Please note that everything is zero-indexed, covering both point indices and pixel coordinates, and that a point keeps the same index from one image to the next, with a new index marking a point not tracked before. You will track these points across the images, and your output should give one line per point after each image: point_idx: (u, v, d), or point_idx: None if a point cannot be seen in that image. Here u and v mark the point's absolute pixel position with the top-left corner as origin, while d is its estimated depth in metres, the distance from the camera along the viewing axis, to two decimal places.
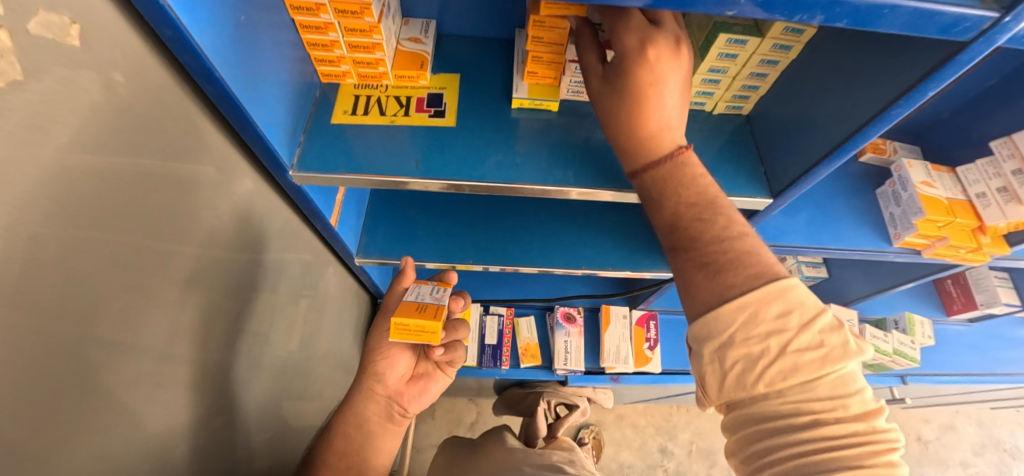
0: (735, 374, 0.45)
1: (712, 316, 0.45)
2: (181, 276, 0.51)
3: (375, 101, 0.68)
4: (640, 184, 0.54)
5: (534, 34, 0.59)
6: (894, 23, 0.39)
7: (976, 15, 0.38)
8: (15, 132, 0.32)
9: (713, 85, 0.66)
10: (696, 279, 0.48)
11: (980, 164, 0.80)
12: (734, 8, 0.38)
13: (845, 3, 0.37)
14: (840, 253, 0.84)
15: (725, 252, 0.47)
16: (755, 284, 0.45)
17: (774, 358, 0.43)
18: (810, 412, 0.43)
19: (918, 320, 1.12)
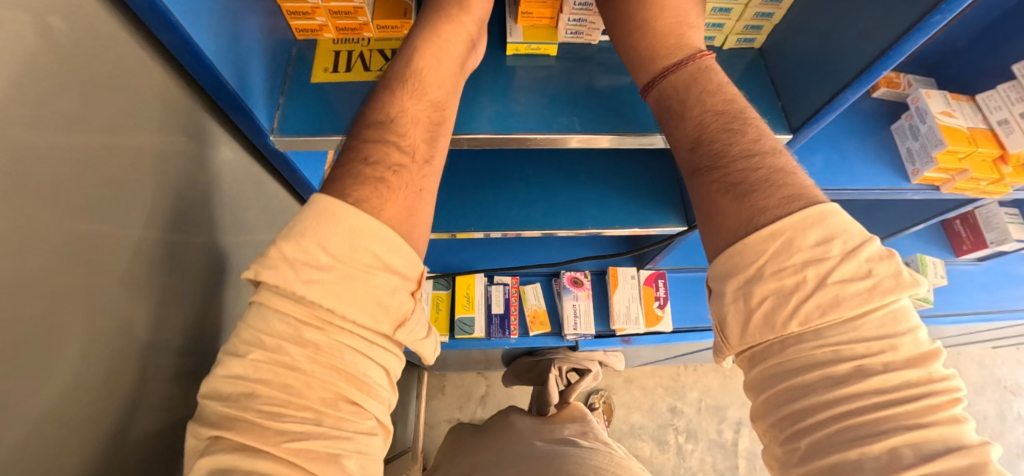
0: (765, 311, 0.38)
1: (737, 250, 0.39)
2: (166, 256, 0.47)
3: (357, 56, 0.63)
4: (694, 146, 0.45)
5: None
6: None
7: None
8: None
9: (725, 15, 0.60)
10: (727, 208, 0.40)
11: (1001, 89, 0.76)
12: None
13: None
14: (857, 193, 0.81)
15: (757, 175, 0.41)
16: (790, 207, 0.38)
17: (810, 291, 0.36)
18: (853, 355, 0.35)
19: (930, 261, 1.09)
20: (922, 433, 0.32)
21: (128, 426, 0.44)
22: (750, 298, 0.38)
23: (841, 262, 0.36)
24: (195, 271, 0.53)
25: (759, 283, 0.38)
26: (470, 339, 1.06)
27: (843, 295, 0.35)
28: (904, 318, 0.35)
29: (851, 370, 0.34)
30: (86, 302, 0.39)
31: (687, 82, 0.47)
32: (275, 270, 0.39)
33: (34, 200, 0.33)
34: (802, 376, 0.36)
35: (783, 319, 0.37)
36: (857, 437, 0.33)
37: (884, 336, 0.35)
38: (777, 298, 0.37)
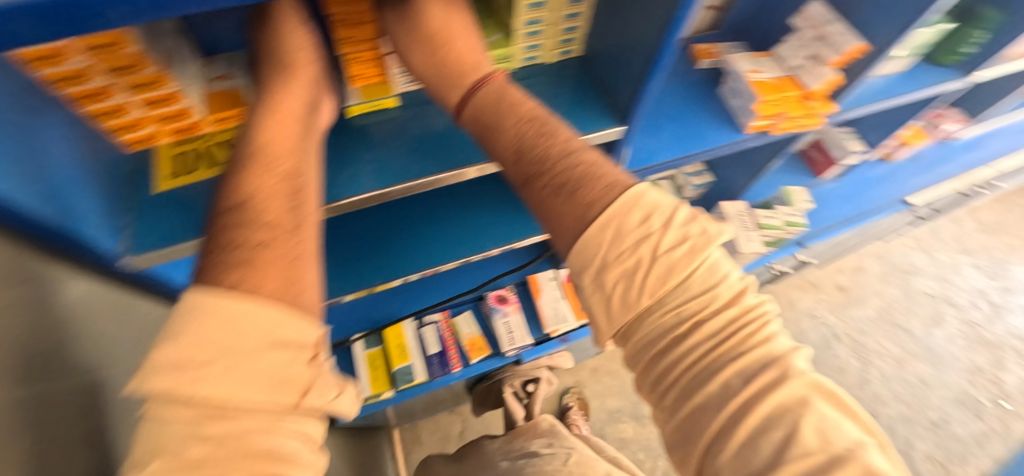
0: (619, 294, 0.42)
1: (582, 244, 0.43)
2: (29, 423, 0.43)
3: (200, 154, 0.62)
4: (522, 165, 0.50)
5: (340, 36, 0.56)
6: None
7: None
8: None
9: (536, 37, 0.66)
10: (558, 206, 0.45)
11: (789, 41, 0.89)
12: None
13: None
14: (706, 155, 0.90)
15: (577, 175, 0.46)
16: (612, 195, 0.44)
17: (649, 266, 0.41)
18: (689, 315, 0.41)
19: (794, 191, 1.26)
20: (744, 362, 0.38)
21: None
22: (605, 285, 0.42)
23: (664, 234, 0.42)
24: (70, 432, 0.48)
25: (608, 269, 0.42)
26: (415, 386, 1.05)
27: (674, 264, 0.41)
28: (719, 268, 0.42)
29: (688, 327, 0.41)
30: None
31: (493, 98, 0.54)
32: (163, 376, 0.35)
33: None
34: (659, 347, 0.42)
35: (636, 296, 0.41)
36: (702, 381, 0.39)
37: (707, 289, 0.41)
38: (625, 278, 0.41)
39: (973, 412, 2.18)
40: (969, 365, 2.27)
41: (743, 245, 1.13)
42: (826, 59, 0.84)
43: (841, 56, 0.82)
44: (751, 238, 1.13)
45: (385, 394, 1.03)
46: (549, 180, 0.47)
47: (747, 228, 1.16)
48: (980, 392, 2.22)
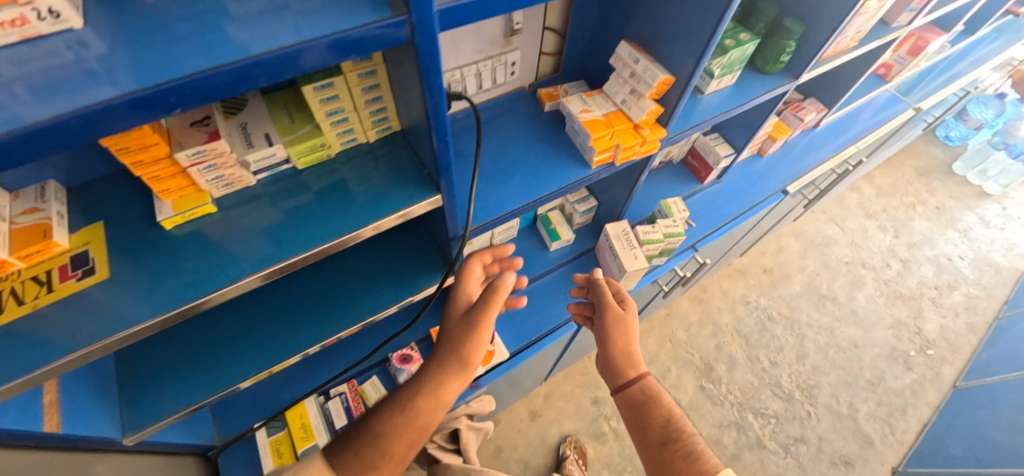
0: (685, 432, 0.81)
1: (647, 402, 0.86)
2: None
3: (4, 293, 0.59)
4: (641, 384, 0.88)
5: (128, 160, 0.57)
6: (329, 58, 0.48)
7: (391, 24, 0.48)
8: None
9: (347, 123, 0.70)
10: (656, 418, 0.83)
11: (613, 78, 0.97)
12: (177, 106, 0.44)
13: (286, 57, 0.45)
14: (557, 193, 0.96)
15: (660, 403, 0.85)
16: (670, 424, 0.82)
17: (674, 416, 0.83)
18: (683, 438, 0.79)
19: (671, 203, 1.33)
20: None
21: None
22: (669, 424, 0.82)
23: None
24: None
25: (659, 407, 0.85)
26: None
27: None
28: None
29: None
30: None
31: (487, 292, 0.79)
32: None
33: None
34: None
35: (663, 396, 0.86)
36: None
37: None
38: (691, 437, 0.80)
39: (904, 365, 2.31)
40: (892, 321, 2.42)
41: (629, 263, 1.21)
42: (643, 93, 0.91)
43: (653, 89, 0.90)
44: (635, 256, 1.22)
45: None
46: (622, 365, 0.92)
47: (630, 246, 1.24)
48: (906, 345, 2.36)
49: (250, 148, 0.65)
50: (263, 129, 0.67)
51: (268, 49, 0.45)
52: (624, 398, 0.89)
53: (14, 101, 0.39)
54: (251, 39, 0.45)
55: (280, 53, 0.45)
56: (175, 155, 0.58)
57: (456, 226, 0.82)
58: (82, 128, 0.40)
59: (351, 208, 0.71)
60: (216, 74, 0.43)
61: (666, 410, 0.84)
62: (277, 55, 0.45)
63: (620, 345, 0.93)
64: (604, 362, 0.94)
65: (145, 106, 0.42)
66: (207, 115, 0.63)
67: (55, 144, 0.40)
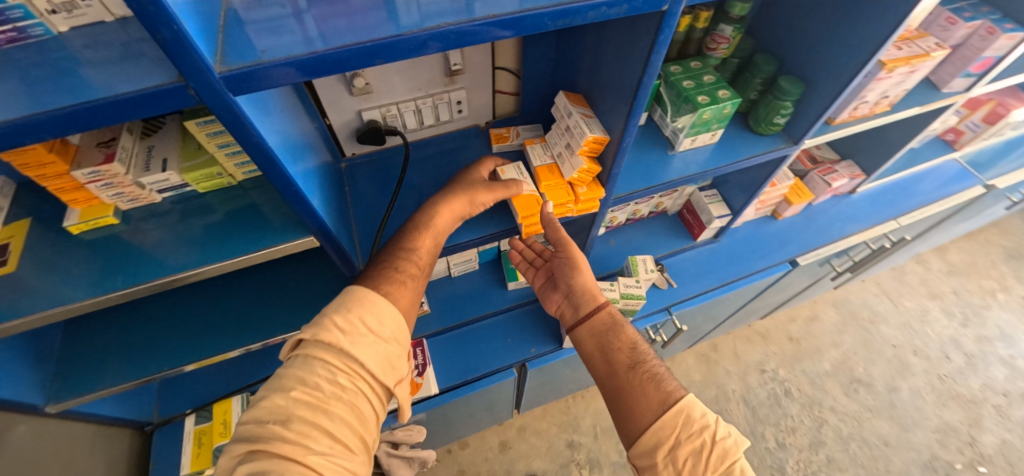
0: (627, 338, 0.89)
1: (610, 329, 0.90)
2: None
3: None
4: (601, 315, 0.93)
5: (30, 174, 0.64)
6: (125, 114, 0.47)
7: (175, 86, 0.47)
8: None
9: (243, 156, 0.74)
10: (620, 338, 0.88)
11: (554, 130, 0.93)
12: None
13: (68, 116, 0.45)
14: (473, 241, 0.94)
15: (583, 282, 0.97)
16: (615, 325, 0.91)
17: (614, 319, 0.92)
18: (644, 359, 0.83)
19: (639, 260, 1.25)
20: None
21: None
22: (630, 347, 0.86)
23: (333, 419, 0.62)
24: None
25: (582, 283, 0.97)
26: None
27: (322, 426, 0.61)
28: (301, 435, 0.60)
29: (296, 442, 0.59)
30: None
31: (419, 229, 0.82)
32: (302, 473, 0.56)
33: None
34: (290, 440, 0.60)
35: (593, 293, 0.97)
36: None
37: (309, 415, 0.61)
38: (631, 342, 0.87)
39: None
40: (939, 423, 2.06)
41: None
42: (575, 149, 0.86)
43: (584, 147, 0.84)
44: None
45: (208, 470, 1.06)
46: (588, 295, 0.97)
47: None
48: (953, 455, 1.99)
49: (146, 170, 0.70)
50: (163, 153, 0.72)
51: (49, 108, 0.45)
52: (588, 327, 0.93)
53: None
54: (47, 94, 0.46)
55: (60, 113, 0.45)
56: (72, 173, 0.64)
57: (351, 264, 0.83)
58: None
59: (240, 233, 0.75)
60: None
61: (628, 339, 0.88)
62: (57, 114, 0.45)
63: (585, 279, 0.98)
64: (574, 291, 0.99)
65: None
66: (112, 137, 0.70)
67: None
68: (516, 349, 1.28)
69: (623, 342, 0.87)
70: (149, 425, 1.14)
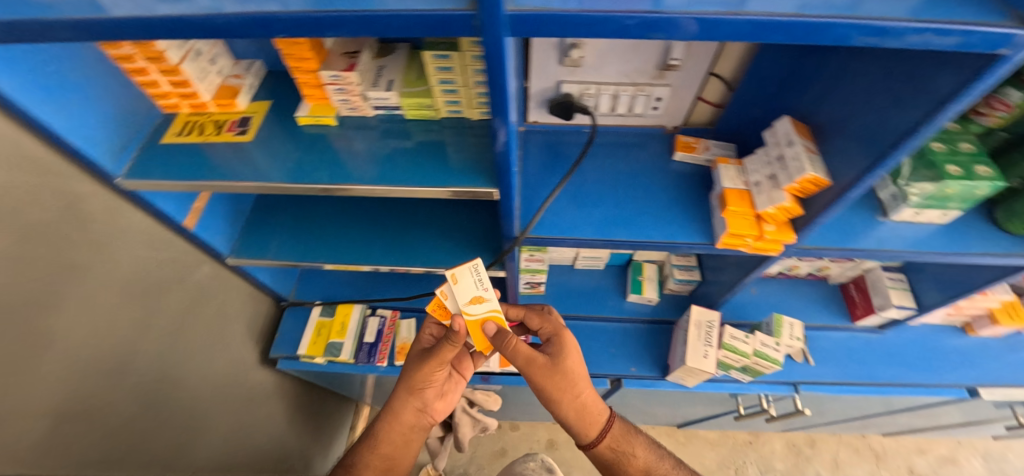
0: (636, 460, 0.96)
1: (615, 459, 0.95)
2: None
3: (199, 125, 0.84)
4: (594, 449, 0.95)
5: (292, 65, 0.74)
6: (410, 30, 0.47)
7: (459, 14, 0.45)
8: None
9: (455, 96, 0.76)
10: (626, 464, 0.95)
11: (759, 154, 0.83)
12: (275, 32, 0.49)
13: (355, 17, 0.46)
14: (632, 245, 0.87)
15: (580, 404, 0.91)
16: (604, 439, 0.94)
17: (619, 438, 0.95)
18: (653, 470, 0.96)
19: (785, 322, 1.08)
20: None
21: None
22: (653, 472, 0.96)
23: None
24: (27, 273, 0.71)
25: (568, 409, 0.91)
26: (342, 363, 1.21)
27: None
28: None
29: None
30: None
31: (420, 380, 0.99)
32: None
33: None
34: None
35: (597, 409, 0.93)
36: None
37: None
38: (629, 439, 0.98)
39: None
40: None
41: (694, 358, 1.04)
42: (781, 183, 0.76)
43: (794, 184, 0.74)
44: (706, 355, 1.04)
45: (316, 358, 1.19)
46: (581, 425, 0.94)
47: (706, 342, 1.06)
48: None
49: (374, 87, 0.76)
50: (392, 76, 0.77)
51: (344, 8, 0.46)
52: (590, 454, 0.97)
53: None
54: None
55: (351, 14, 0.46)
56: (320, 72, 0.73)
57: (512, 227, 0.83)
58: (192, 25, 0.49)
59: (427, 165, 0.78)
60: (295, 16, 0.47)
61: (641, 455, 0.96)
62: (349, 15, 0.46)
63: (571, 410, 0.92)
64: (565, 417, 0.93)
65: (241, 23, 0.49)
66: (357, 49, 0.76)
67: (180, 31, 0.50)
68: (617, 362, 1.21)
69: (631, 459, 0.96)
70: (284, 301, 1.31)
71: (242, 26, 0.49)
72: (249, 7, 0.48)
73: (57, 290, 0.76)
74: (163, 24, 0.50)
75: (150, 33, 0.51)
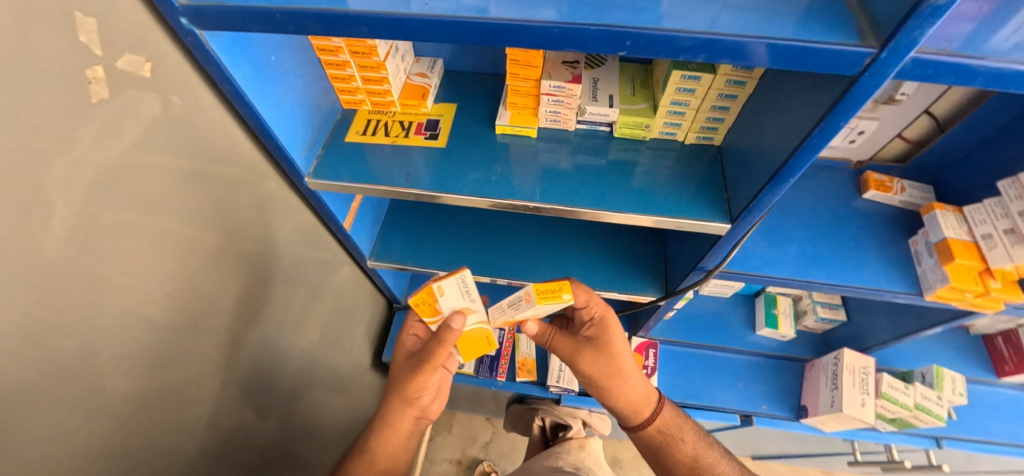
0: (687, 445, 0.90)
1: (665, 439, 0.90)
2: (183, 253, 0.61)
3: (383, 124, 0.80)
4: (639, 435, 0.92)
5: (512, 71, 0.69)
6: (765, 59, 0.45)
7: (850, 50, 0.42)
8: (39, 109, 0.41)
9: (680, 117, 0.71)
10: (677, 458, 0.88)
11: (988, 203, 0.76)
12: (622, 50, 0.48)
13: (723, 42, 0.44)
14: (828, 288, 0.81)
15: (624, 386, 0.88)
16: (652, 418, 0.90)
17: (670, 423, 0.91)
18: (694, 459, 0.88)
19: (947, 375, 1.00)
20: None
21: (149, 367, 0.60)
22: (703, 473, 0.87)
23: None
24: (216, 271, 0.67)
25: (621, 392, 0.88)
26: (460, 374, 1.17)
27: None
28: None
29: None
30: (122, 272, 0.53)
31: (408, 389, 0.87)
32: None
33: (107, 198, 0.49)
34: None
35: (648, 395, 0.90)
36: None
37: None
38: (677, 428, 0.92)
39: None
40: None
41: (851, 406, 0.98)
42: None
43: None
44: (864, 404, 0.97)
45: None
46: (632, 408, 0.90)
47: (862, 389, 0.99)
48: None
49: (593, 101, 0.71)
50: (610, 90, 0.72)
51: (707, 30, 0.45)
52: (639, 437, 0.92)
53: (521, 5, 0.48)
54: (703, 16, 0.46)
55: (721, 38, 0.44)
56: (543, 82, 0.68)
57: (714, 260, 0.77)
58: (524, 33, 0.47)
59: (647, 191, 0.72)
60: (648, 35, 0.46)
61: (687, 436, 0.92)
62: (717, 38, 0.44)
63: (621, 392, 0.88)
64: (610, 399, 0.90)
65: (578, 34, 0.47)
66: (577, 60, 0.71)
67: (507, 41, 0.49)
68: (746, 399, 1.16)
69: (677, 442, 0.90)
70: (397, 302, 1.27)
71: (574, 38, 0.47)
72: (596, 21, 0.46)
73: (235, 289, 0.72)
74: (489, 30, 0.47)
75: (470, 38, 0.49)
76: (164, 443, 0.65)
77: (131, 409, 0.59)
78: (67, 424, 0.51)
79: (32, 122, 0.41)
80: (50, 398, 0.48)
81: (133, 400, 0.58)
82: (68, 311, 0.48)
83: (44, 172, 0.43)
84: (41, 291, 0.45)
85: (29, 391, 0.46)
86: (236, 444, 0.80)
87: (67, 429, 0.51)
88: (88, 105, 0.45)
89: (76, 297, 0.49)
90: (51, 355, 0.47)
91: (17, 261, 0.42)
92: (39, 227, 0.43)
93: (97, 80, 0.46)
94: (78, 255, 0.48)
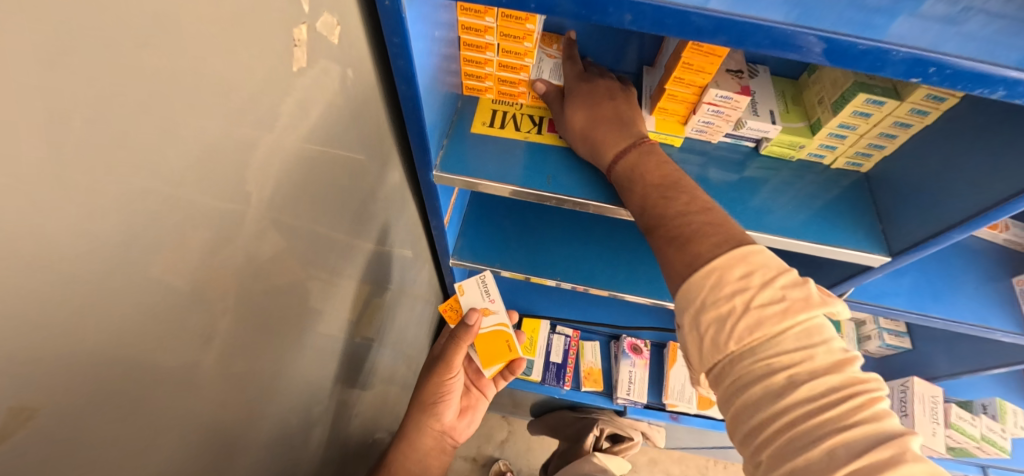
0: (711, 337, 0.44)
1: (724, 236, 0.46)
2: (325, 252, 0.53)
3: (511, 117, 0.75)
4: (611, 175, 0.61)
5: (678, 75, 0.64)
6: None
7: None
8: (260, 76, 0.34)
9: (839, 140, 0.68)
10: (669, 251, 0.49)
11: None
12: (919, 77, 0.41)
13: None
14: (942, 323, 0.80)
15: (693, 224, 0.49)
16: (723, 248, 0.45)
17: (738, 315, 0.42)
18: (784, 368, 0.40)
19: (1011, 408, 1.03)
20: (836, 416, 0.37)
21: (282, 381, 0.52)
22: (702, 328, 0.44)
23: (761, 292, 0.42)
24: (342, 269, 0.59)
25: (705, 311, 0.44)
26: (525, 380, 1.13)
27: (764, 318, 0.41)
28: (820, 331, 0.41)
29: (785, 382, 0.40)
30: (286, 271, 0.45)
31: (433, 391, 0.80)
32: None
33: (288, 187, 0.41)
34: (750, 393, 0.41)
35: (723, 339, 0.43)
36: (805, 445, 0.37)
37: (803, 347, 0.40)
38: (718, 323, 0.43)
39: None
40: None
41: (925, 433, 0.98)
42: None
43: None
44: (936, 433, 0.99)
45: None
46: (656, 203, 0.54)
47: (934, 419, 1.00)
48: None
49: (755, 115, 0.68)
50: (769, 105, 0.69)
51: (1015, 66, 0.39)
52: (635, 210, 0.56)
53: (813, 16, 0.40)
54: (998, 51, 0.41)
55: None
56: (711, 90, 0.63)
57: (841, 290, 0.76)
58: (810, 43, 0.40)
59: (795, 214, 0.69)
60: (959, 66, 0.39)
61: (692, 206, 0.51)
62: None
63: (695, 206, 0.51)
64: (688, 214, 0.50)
65: (877, 55, 0.40)
66: (740, 69, 0.66)
67: (780, 51, 0.41)
68: None
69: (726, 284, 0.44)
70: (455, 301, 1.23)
71: (867, 56, 0.40)
72: (909, 42, 0.40)
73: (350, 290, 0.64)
74: (780, 35, 0.40)
75: (750, 40, 0.41)
76: (283, 460, 0.57)
77: (268, 425, 0.51)
78: (222, 446, 0.44)
79: (253, 92, 0.33)
80: (214, 418, 0.41)
81: (270, 415, 0.51)
82: (243, 317, 0.41)
83: (249, 159, 0.35)
84: (228, 297, 0.37)
85: (198, 415, 0.39)
86: (330, 456, 0.73)
87: (217, 453, 0.43)
88: (291, 73, 0.37)
89: (251, 301, 0.41)
90: (223, 370, 0.40)
91: (212, 267, 0.34)
92: (233, 227, 0.35)
93: (301, 43, 0.37)
94: (260, 253, 0.40)
